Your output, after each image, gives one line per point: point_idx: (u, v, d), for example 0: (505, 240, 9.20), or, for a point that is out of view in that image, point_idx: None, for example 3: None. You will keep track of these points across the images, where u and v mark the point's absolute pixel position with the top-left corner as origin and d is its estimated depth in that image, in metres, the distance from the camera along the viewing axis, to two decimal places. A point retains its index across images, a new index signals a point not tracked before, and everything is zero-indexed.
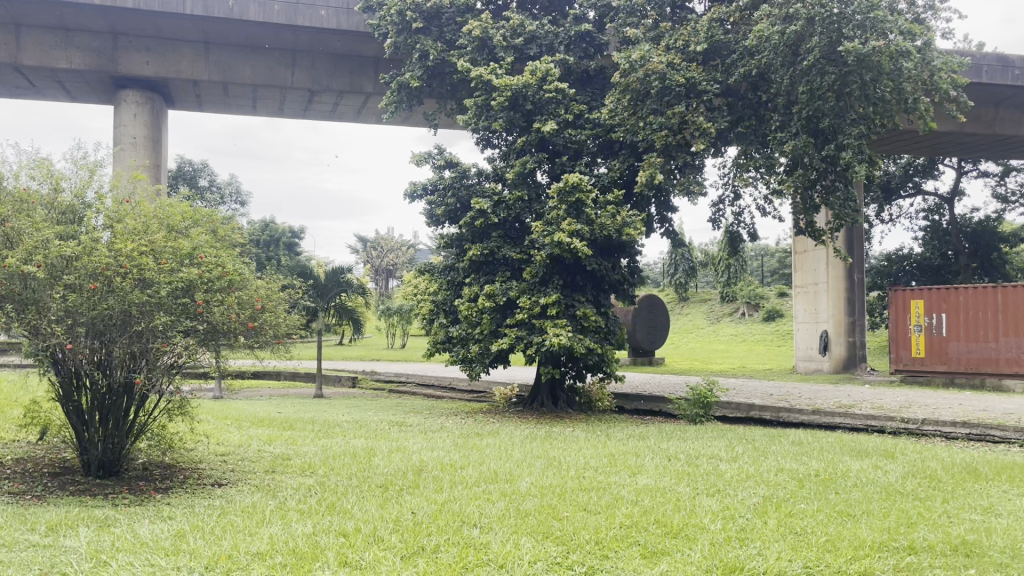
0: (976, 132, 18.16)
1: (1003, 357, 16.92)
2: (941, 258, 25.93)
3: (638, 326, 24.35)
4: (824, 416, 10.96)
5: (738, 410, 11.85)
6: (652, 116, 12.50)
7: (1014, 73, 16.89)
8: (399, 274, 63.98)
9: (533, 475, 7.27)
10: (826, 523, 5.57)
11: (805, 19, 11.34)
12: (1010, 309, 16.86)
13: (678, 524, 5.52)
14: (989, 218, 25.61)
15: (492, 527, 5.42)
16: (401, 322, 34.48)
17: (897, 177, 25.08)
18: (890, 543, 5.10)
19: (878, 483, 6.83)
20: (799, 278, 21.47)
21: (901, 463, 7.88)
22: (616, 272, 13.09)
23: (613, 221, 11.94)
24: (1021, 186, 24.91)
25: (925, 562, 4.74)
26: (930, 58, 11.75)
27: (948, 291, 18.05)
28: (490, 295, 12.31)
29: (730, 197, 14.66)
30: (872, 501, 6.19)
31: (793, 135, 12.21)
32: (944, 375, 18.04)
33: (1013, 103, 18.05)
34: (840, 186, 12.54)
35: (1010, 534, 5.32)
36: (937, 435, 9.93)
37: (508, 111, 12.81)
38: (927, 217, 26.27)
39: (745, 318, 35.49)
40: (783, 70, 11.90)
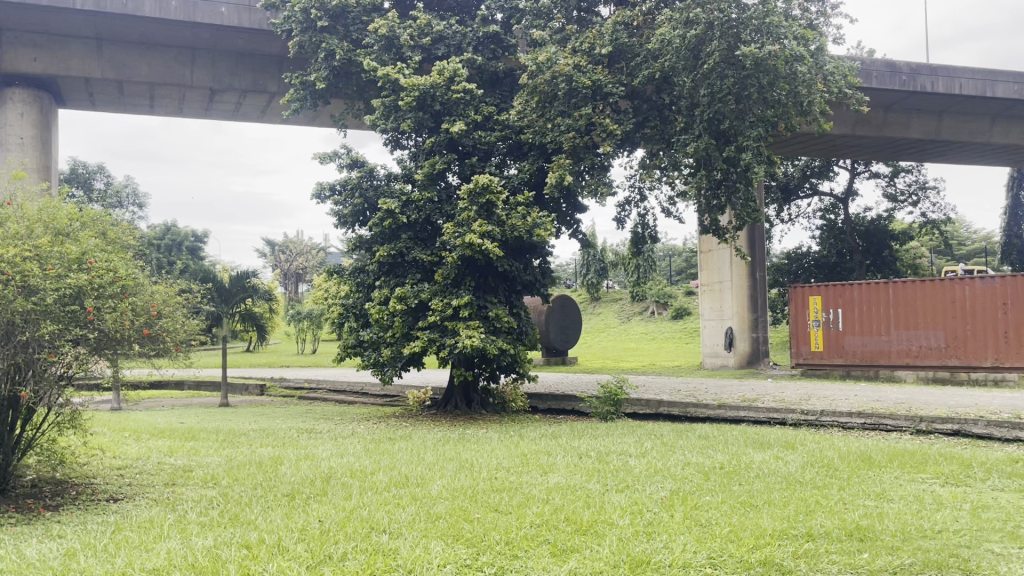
0: (867, 134, 19.07)
1: (895, 349, 17.81)
2: (837, 256, 27.06)
3: (552, 325, 24.56)
4: (729, 410, 11.30)
5: (647, 406, 12.08)
6: (560, 118, 12.69)
7: (900, 78, 17.78)
8: (309, 278, 62.73)
9: (445, 477, 7.23)
10: (729, 513, 5.72)
11: (705, 23, 11.76)
12: (902, 303, 17.76)
13: (587, 521, 5.58)
14: (880, 216, 26.84)
15: (401, 532, 5.35)
16: (311, 328, 33.82)
17: (796, 179, 26.03)
18: (789, 531, 5.27)
19: (779, 473, 7.06)
20: (704, 277, 22.02)
21: (800, 453, 8.18)
22: (528, 272, 13.13)
23: (523, 222, 12.01)
24: (909, 186, 26.22)
25: (821, 548, 4.92)
26: (821, 62, 12.36)
27: (844, 287, 18.82)
28: (401, 297, 12.18)
29: (636, 198, 15.00)
30: (773, 491, 6.40)
31: (695, 137, 12.51)
32: (841, 367, 18.82)
33: (900, 107, 18.97)
34: (741, 187, 12.79)
35: (900, 518, 5.56)
36: (835, 425, 10.31)
37: (416, 111, 12.70)
38: (823, 216, 27.26)
39: (655, 317, 36.27)
40: (686, 73, 12.21)
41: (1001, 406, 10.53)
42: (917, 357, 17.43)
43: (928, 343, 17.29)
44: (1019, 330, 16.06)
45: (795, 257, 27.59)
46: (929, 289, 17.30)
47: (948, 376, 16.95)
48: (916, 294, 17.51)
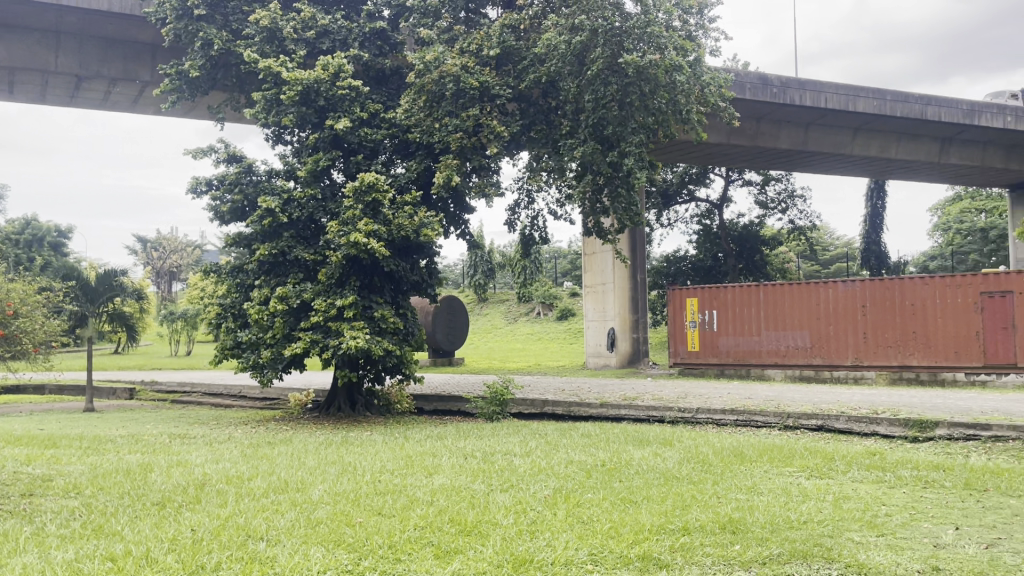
0: (741, 144, 19.95)
1: (765, 348, 18.70)
2: (713, 259, 28.19)
3: (438, 327, 24.47)
4: (611, 408, 11.55)
5: (532, 406, 12.21)
6: (447, 118, 12.67)
7: (772, 91, 18.72)
8: (183, 277, 60.15)
9: (326, 482, 7.07)
10: (610, 510, 5.84)
11: (589, 30, 12.05)
12: (771, 305, 18.66)
13: (472, 521, 5.57)
14: (752, 223, 28.12)
15: (280, 539, 5.19)
16: (186, 329, 32.42)
17: (675, 185, 26.97)
18: (666, 525, 5.43)
19: (658, 469, 7.28)
20: (588, 279, 22.45)
21: (678, 449, 8.45)
22: (414, 273, 13.00)
23: (410, 221, 11.92)
24: (779, 194, 27.59)
25: (696, 541, 5.09)
26: (699, 73, 12.86)
27: (719, 289, 19.57)
28: (282, 297, 11.85)
29: (524, 200, 15.17)
30: (652, 487, 6.59)
31: (580, 142, 12.72)
32: (716, 366, 19.58)
33: (771, 118, 19.95)
34: (623, 192, 13.13)
35: (769, 510, 5.82)
36: (710, 422, 10.71)
37: (299, 106, 12.35)
38: (700, 221, 28.33)
39: (540, 318, 36.72)
40: (571, 78, 12.45)
41: (859, 402, 11.23)
42: (785, 356, 18.38)
43: (795, 343, 18.26)
44: (876, 331, 17.20)
45: (674, 260, 28.54)
46: (796, 292, 18.26)
47: (813, 374, 17.96)
48: (784, 297, 18.42)
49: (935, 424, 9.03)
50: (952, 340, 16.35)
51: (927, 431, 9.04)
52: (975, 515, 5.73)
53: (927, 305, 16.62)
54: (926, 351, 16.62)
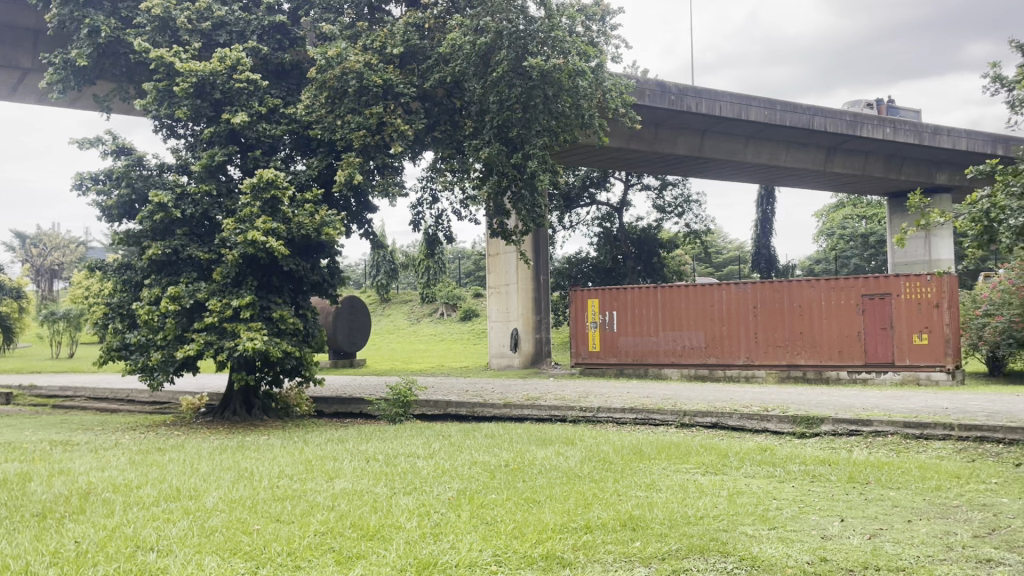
0: (640, 149, 20.42)
1: (663, 348, 19.19)
2: (613, 261, 28.74)
3: (340, 328, 24.05)
4: (514, 409, 11.60)
5: (436, 407, 12.14)
6: (350, 115, 12.46)
7: (669, 98, 19.25)
8: (66, 275, 57.08)
9: (222, 488, 6.83)
10: (513, 510, 5.85)
11: (494, 32, 12.13)
12: (669, 306, 19.15)
13: (374, 526, 5.49)
14: (651, 226, 28.84)
15: (171, 549, 4.98)
16: (69, 330, 30.76)
17: (576, 188, 27.37)
18: (569, 524, 5.49)
19: (560, 468, 7.36)
20: (491, 279, 22.51)
21: (580, 448, 8.56)
22: (315, 272, 12.68)
23: (310, 220, 11.67)
24: (675, 199, 28.38)
25: (598, 539, 5.16)
26: (601, 78, 13.11)
27: (619, 290, 19.94)
28: (174, 297, 11.37)
29: (428, 199, 15.08)
30: (555, 486, 6.66)
31: (485, 143, 12.69)
32: (616, 366, 19.95)
33: (669, 124, 20.48)
34: (527, 194, 13.22)
35: (668, 507, 5.97)
36: (610, 420, 10.90)
37: (193, 99, 11.88)
38: (601, 224, 28.75)
39: (444, 318, 36.59)
40: (476, 79, 12.45)
41: (751, 400, 11.65)
42: (682, 356, 18.91)
43: (691, 343, 18.81)
44: (767, 331, 17.90)
45: (575, 261, 28.94)
46: (693, 293, 18.81)
47: (708, 373, 18.56)
48: (681, 298, 18.95)
49: (821, 420, 9.46)
50: (837, 339, 17.21)
51: (814, 427, 9.46)
52: (857, 507, 6.03)
53: (814, 306, 17.42)
54: (812, 350, 17.42)
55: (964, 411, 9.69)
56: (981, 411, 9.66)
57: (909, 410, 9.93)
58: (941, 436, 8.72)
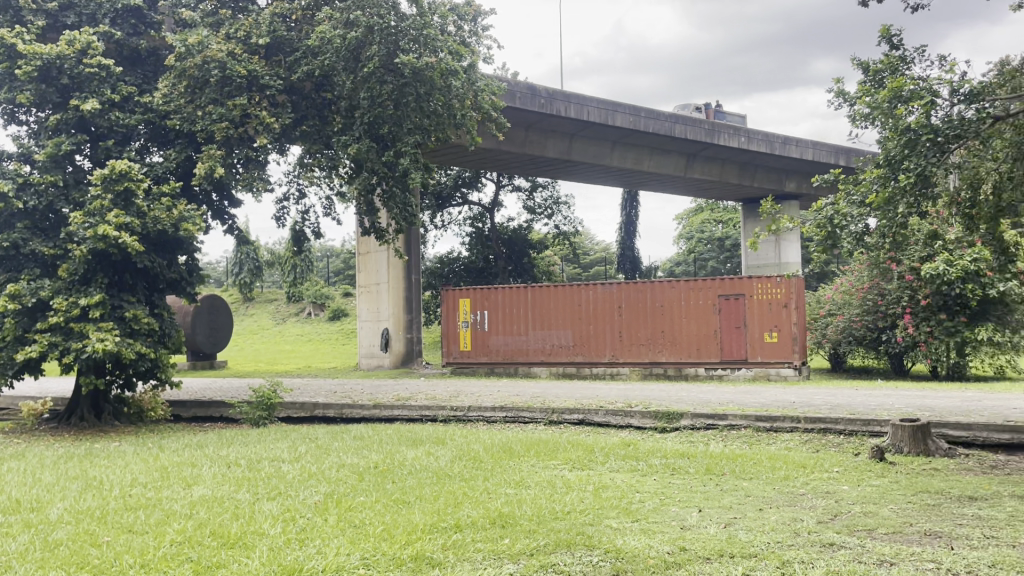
0: (511, 151, 20.62)
1: (532, 347, 19.47)
2: (483, 261, 28.92)
3: (199, 328, 23.01)
4: (384, 410, 11.45)
5: (302, 409, 11.82)
6: (211, 106, 11.94)
7: (539, 101, 19.59)
8: None
9: (67, 499, 6.38)
10: (382, 512, 5.78)
11: (365, 27, 11.93)
12: (538, 305, 19.45)
13: (235, 533, 5.28)
14: (521, 226, 29.21)
15: (9, 566, 4.61)
16: None
17: (448, 187, 27.35)
18: (438, 524, 5.48)
19: (429, 468, 7.33)
20: (361, 278, 22.13)
21: (450, 447, 8.56)
22: (172, 270, 12.05)
23: (168, 215, 11.11)
24: (545, 200, 28.86)
25: (468, 538, 5.17)
26: (473, 78, 13.23)
27: (489, 290, 20.03)
28: (14, 295, 10.52)
29: (295, 195, 14.68)
30: (425, 486, 6.63)
31: (355, 139, 12.49)
32: (485, 365, 20.06)
33: (539, 127, 20.79)
34: (398, 192, 13.05)
35: (536, 503, 6.05)
36: (480, 419, 10.94)
37: (37, 83, 11.06)
38: (472, 224, 28.83)
39: (311, 318, 35.69)
40: (345, 74, 12.24)
41: (616, 396, 12.01)
42: (550, 354, 19.26)
43: (559, 341, 19.19)
44: (631, 330, 18.50)
45: (446, 261, 28.95)
46: (562, 293, 19.19)
47: (575, 371, 19.00)
48: (550, 298, 19.30)
49: (681, 416, 9.87)
50: (695, 338, 18.03)
51: (674, 422, 9.85)
52: (714, 498, 6.33)
53: (674, 306, 18.16)
54: (673, 348, 18.16)
55: (809, 404, 10.35)
56: (825, 404, 10.34)
57: (761, 404, 10.50)
58: (790, 428, 9.27)
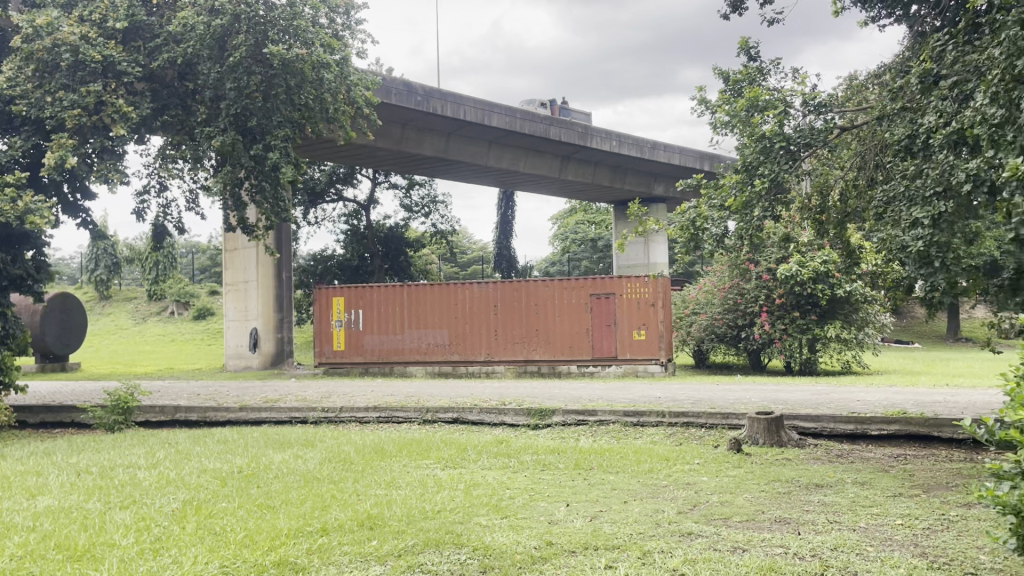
0: (386, 148, 20.40)
1: (407, 346, 19.31)
2: (359, 259, 28.47)
3: (48, 328, 21.56)
4: (251, 412, 11.06)
5: (162, 413, 11.24)
6: (62, 91, 11.14)
7: (415, 99, 19.48)
8: None
9: None
10: (244, 518, 5.58)
11: (231, 15, 11.78)
12: (413, 304, 19.29)
13: (83, 545, 4.97)
14: (398, 224, 28.94)
15: None
16: None
17: (322, 183, 26.74)
18: (304, 528, 5.34)
19: (297, 472, 7.13)
20: (228, 276, 21.26)
21: (319, 450, 8.36)
22: (17, 266, 11.19)
23: (12, 206, 10.28)
24: (422, 199, 28.73)
25: (334, 541, 5.07)
26: (347, 73, 13.12)
27: (363, 289, 19.66)
28: None
29: (156, 188, 14.00)
30: (291, 490, 6.44)
31: (220, 131, 12.00)
32: (359, 365, 19.71)
33: (415, 125, 20.64)
34: (268, 187, 12.60)
35: (406, 503, 6.00)
36: (352, 420, 10.77)
37: None
38: (347, 221, 28.34)
39: (174, 317, 34.10)
40: (211, 63, 11.85)
41: (490, 395, 12.08)
42: (425, 353, 19.17)
43: (434, 340, 19.13)
44: (506, 328, 18.67)
45: (320, 259, 28.34)
46: (437, 293, 19.12)
47: (450, 370, 19.01)
48: (425, 297, 19.19)
49: (552, 412, 10.04)
50: (568, 336, 18.39)
51: (546, 419, 10.01)
52: (583, 492, 6.47)
53: (548, 305, 18.46)
54: (546, 346, 18.47)
55: (674, 399, 10.74)
56: (689, 399, 10.77)
57: (629, 400, 10.82)
58: (656, 423, 9.60)
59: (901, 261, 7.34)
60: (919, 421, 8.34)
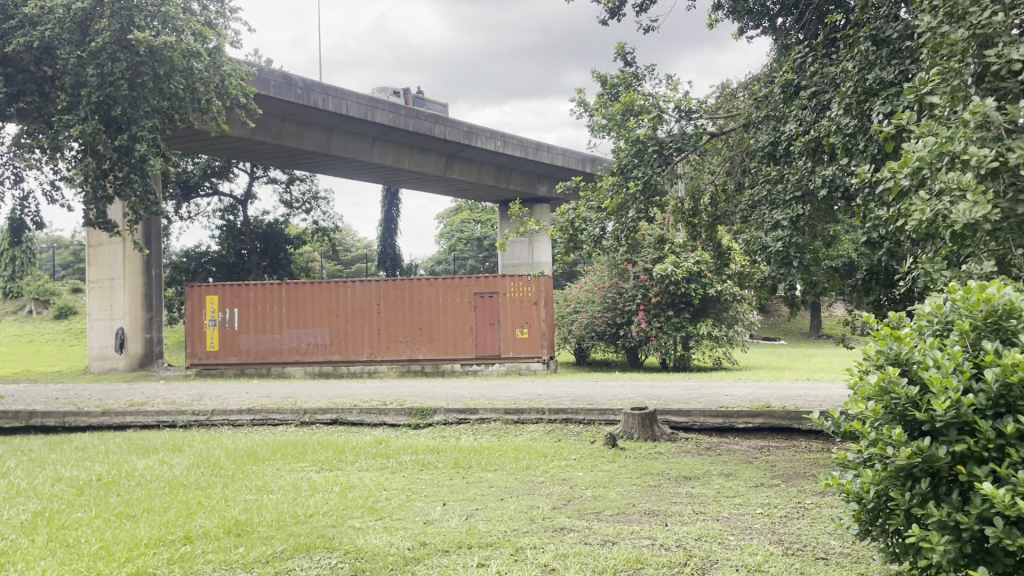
0: (264, 141, 19.86)
1: (285, 347, 18.81)
2: (236, 256, 27.56)
3: None
4: (114, 417, 10.51)
5: (15, 419, 10.52)
6: None
7: (295, 91, 19.02)
8: None
9: None
10: (102, 529, 5.29)
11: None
12: (292, 303, 18.79)
13: None
14: (277, 220, 28.18)
15: None
16: None
17: (196, 176, 25.74)
18: (166, 537, 5.12)
19: (162, 479, 6.81)
20: (93, 273, 20.13)
21: (187, 454, 8.03)
22: None
23: None
24: (302, 194, 28.06)
25: (198, 550, 4.88)
26: (219, 62, 13.06)
27: (239, 287, 18.99)
28: None
29: (11, 178, 13.14)
30: (154, 498, 6.16)
31: (81, 119, 11.47)
32: (235, 366, 19.05)
33: (295, 119, 20.14)
34: (136, 178, 12.27)
35: (277, 508, 5.84)
36: (225, 423, 10.39)
37: None
38: (222, 217, 27.37)
39: (33, 317, 32.01)
40: (71, 48, 11.52)
41: (370, 395, 11.92)
42: (305, 353, 18.74)
43: (315, 340, 18.72)
44: (389, 327, 18.49)
45: (193, 255, 27.30)
46: (317, 291, 18.70)
47: (331, 370, 18.68)
48: (304, 295, 18.73)
49: (433, 411, 10.01)
50: (450, 335, 18.39)
51: (427, 418, 9.97)
52: (460, 491, 6.49)
53: (431, 303, 18.39)
54: (430, 345, 18.42)
55: (554, 396, 10.91)
56: (567, 396, 10.97)
57: (509, 398, 10.92)
58: (535, 420, 9.73)
59: (763, 262, 7.70)
60: (781, 414, 8.84)
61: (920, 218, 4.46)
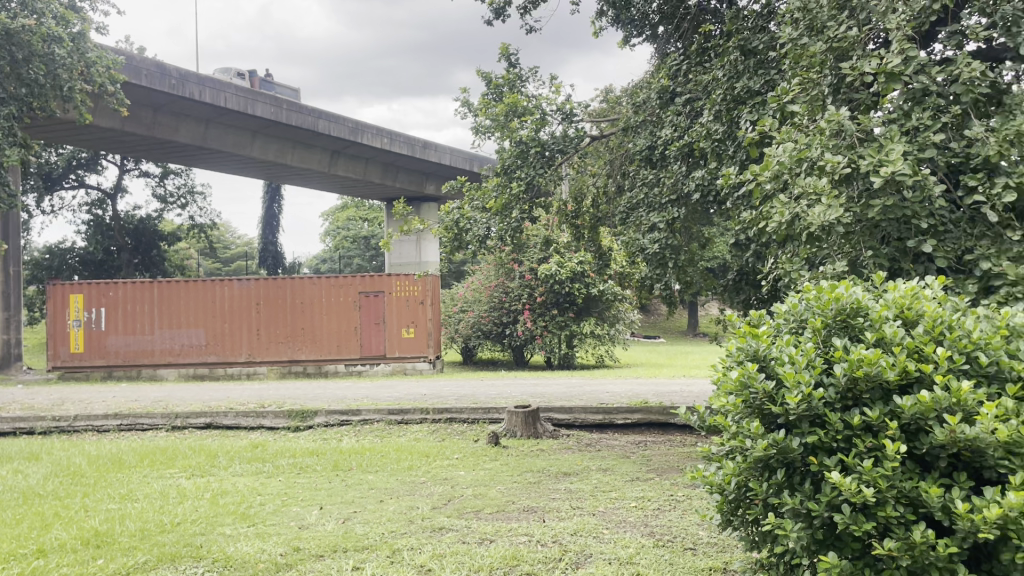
0: (135, 132, 19.01)
1: (157, 348, 17.97)
2: (104, 253, 26.18)
3: None
4: None
5: None
6: None
7: (170, 81, 18.29)
8: None
9: None
10: None
11: None
12: (165, 303, 17.98)
13: None
14: (150, 216, 26.95)
15: None
16: None
17: (59, 168, 24.34)
18: (16, 551, 4.79)
19: (15, 489, 6.39)
20: None
21: (45, 463, 7.55)
22: None
23: None
24: (177, 188, 26.95)
25: (51, 563, 4.59)
26: (83, 49, 12.66)
27: (108, 285, 18.03)
28: None
29: None
30: (5, 509, 5.76)
31: None
32: (102, 369, 18.04)
33: (170, 110, 19.35)
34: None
35: (142, 517, 5.57)
36: (88, 429, 9.85)
37: None
38: (90, 211, 25.91)
39: None
40: None
41: (247, 397, 11.55)
42: (180, 355, 17.97)
43: (190, 341, 17.97)
44: (270, 327, 17.99)
45: (56, 252, 25.73)
46: (194, 290, 17.97)
47: (208, 372, 18.00)
48: (180, 294, 17.97)
49: (314, 413, 9.79)
50: (334, 335, 18.08)
51: (307, 420, 9.74)
52: (337, 493, 6.36)
53: (315, 302, 18.01)
54: (313, 346, 18.03)
55: (437, 396, 10.87)
56: (450, 395, 10.96)
57: (392, 399, 10.82)
58: (419, 420, 9.66)
59: (639, 261, 7.91)
60: (658, 410, 9.11)
61: (780, 220, 4.71)
